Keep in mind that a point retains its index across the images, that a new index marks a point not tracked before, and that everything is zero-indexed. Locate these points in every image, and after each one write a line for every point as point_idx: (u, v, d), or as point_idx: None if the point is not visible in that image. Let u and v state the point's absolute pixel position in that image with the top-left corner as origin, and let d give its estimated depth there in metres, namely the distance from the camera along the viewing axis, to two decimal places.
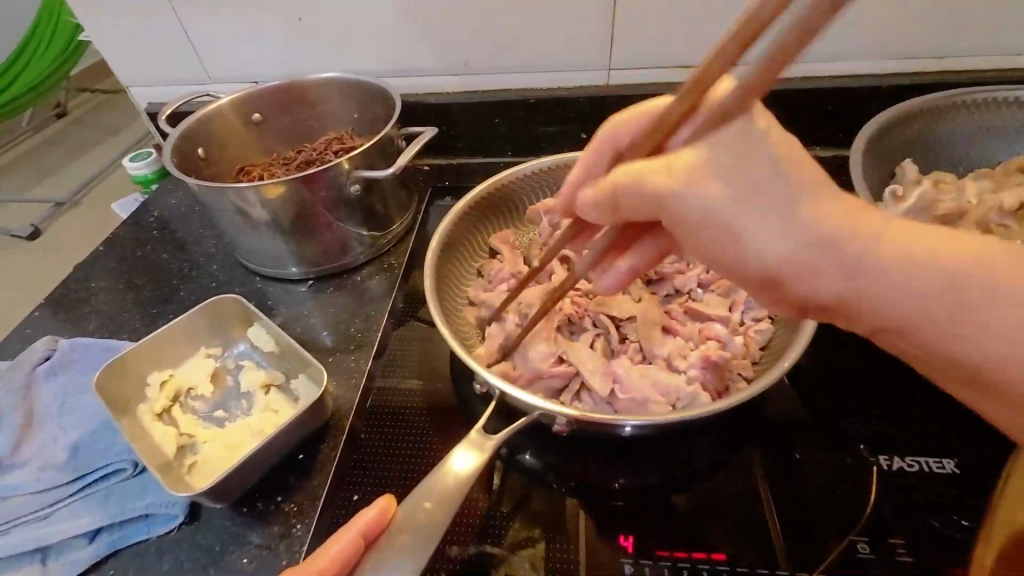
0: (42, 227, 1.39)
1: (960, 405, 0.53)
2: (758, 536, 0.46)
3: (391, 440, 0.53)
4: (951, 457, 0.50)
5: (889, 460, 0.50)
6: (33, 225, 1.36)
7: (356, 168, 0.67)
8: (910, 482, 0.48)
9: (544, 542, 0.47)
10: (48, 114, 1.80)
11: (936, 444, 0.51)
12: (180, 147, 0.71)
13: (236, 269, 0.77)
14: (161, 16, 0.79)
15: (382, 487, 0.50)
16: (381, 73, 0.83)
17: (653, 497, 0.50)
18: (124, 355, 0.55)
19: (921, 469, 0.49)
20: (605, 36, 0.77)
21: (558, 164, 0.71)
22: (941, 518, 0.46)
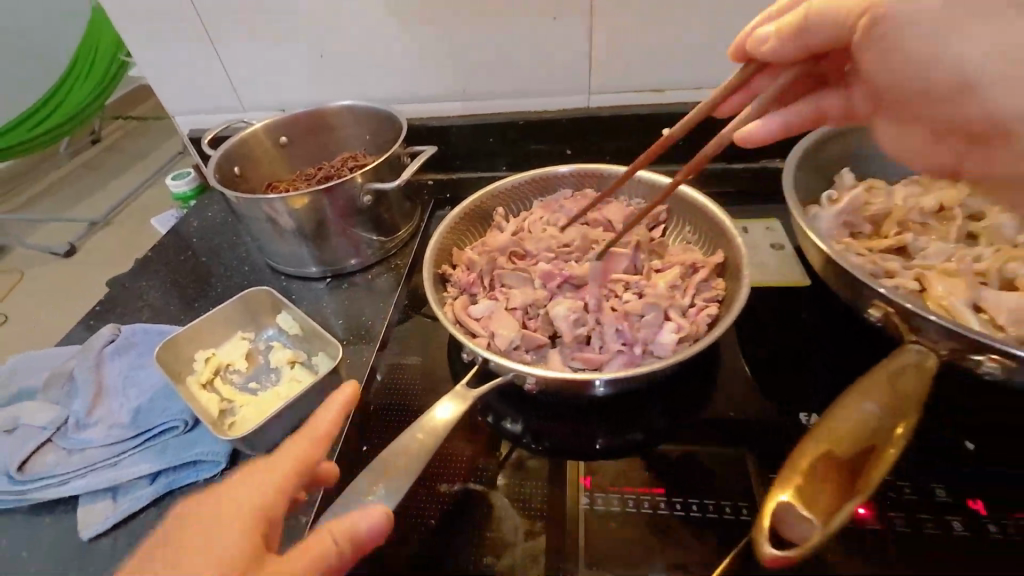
0: (78, 245, 1.54)
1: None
2: (697, 475, 0.54)
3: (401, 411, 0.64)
4: None
5: (810, 417, 0.59)
6: (69, 243, 1.50)
7: (368, 181, 0.78)
8: (825, 434, 0.57)
9: (521, 484, 0.56)
10: (86, 140, 1.98)
11: None
12: (219, 166, 0.83)
13: (264, 270, 0.88)
14: (204, 56, 0.93)
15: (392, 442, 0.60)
16: (390, 101, 0.95)
17: (614, 449, 0.58)
18: (178, 334, 0.66)
19: None
20: (584, 66, 0.88)
21: (535, 178, 0.82)
22: None
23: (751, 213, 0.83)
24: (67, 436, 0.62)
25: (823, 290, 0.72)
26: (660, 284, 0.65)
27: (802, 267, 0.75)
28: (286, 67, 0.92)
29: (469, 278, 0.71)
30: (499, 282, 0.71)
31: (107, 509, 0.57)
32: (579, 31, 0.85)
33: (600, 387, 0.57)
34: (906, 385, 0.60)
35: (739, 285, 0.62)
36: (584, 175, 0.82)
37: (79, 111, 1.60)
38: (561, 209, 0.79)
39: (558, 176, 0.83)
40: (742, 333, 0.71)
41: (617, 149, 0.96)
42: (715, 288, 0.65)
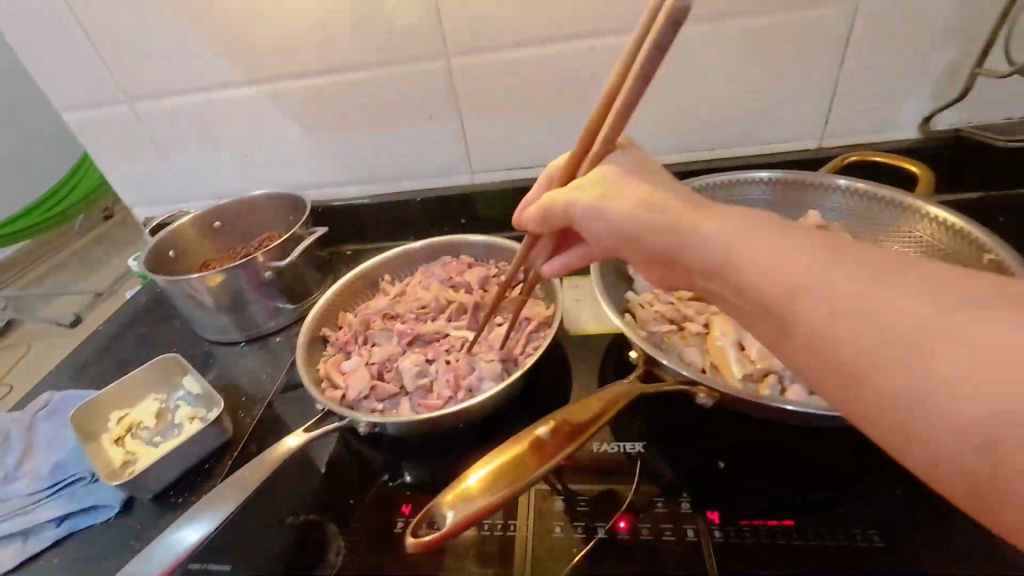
0: (82, 315, 1.63)
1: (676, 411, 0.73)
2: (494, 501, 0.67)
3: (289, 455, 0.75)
4: (642, 441, 0.69)
5: (599, 445, 0.70)
6: (74, 314, 1.61)
7: (271, 259, 0.93)
8: (606, 458, 0.68)
9: (356, 511, 0.69)
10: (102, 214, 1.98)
11: (638, 434, 0.70)
12: (153, 252, 0.98)
13: (194, 337, 1.02)
14: (153, 158, 1.11)
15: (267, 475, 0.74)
16: (308, 186, 1.12)
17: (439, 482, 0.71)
18: (97, 398, 0.79)
19: (617, 449, 0.69)
20: (463, 150, 1.04)
21: (394, 256, 0.95)
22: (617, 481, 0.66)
23: None
24: None
25: None
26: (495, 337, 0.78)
27: None
28: (218, 164, 1.10)
29: (342, 339, 0.83)
30: (364, 343, 0.83)
31: (18, 549, 0.68)
32: (454, 124, 1.01)
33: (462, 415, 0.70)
34: (688, 416, 0.72)
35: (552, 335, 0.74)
36: (438, 247, 0.96)
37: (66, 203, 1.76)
38: (416, 280, 0.92)
39: (414, 252, 0.96)
40: (580, 376, 0.81)
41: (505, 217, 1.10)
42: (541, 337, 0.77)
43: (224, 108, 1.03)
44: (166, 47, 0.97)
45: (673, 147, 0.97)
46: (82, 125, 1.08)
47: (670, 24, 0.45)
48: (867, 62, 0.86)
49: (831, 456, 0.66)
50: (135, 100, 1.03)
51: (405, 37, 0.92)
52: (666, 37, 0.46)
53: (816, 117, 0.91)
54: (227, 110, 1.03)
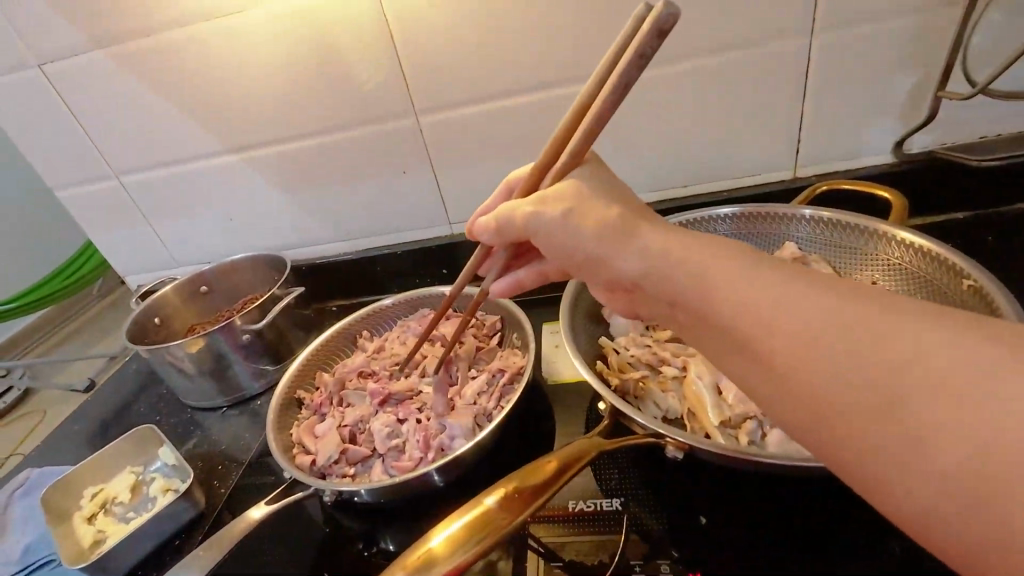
0: (97, 379, 1.61)
1: (658, 462, 0.70)
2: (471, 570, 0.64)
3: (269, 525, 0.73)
4: (619, 497, 0.66)
5: (575, 503, 0.67)
6: (89, 379, 1.58)
7: (248, 322, 0.93)
8: (583, 518, 0.65)
9: None
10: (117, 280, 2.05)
11: (617, 490, 0.67)
12: (138, 321, 0.99)
13: (178, 403, 1.02)
14: (142, 230, 1.15)
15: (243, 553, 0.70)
16: (289, 246, 1.13)
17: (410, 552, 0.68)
18: (71, 474, 0.78)
19: (594, 507, 0.66)
20: (439, 203, 1.06)
21: (364, 314, 0.95)
22: (596, 543, 0.62)
23: None
24: None
25: None
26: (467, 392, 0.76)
27: None
28: (204, 230, 1.13)
29: (318, 400, 0.82)
30: (340, 403, 0.82)
31: None
32: (428, 179, 1.03)
33: (436, 475, 0.68)
34: (668, 467, 0.69)
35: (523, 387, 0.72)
36: (409, 300, 0.96)
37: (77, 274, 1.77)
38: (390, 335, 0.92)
39: (387, 307, 0.96)
40: (559, 427, 0.78)
41: None
42: (514, 389, 0.75)
43: (206, 177, 1.06)
44: (150, 123, 1.01)
45: (644, 185, 0.97)
46: (74, 202, 1.12)
47: (654, 32, 0.43)
48: (827, 93, 0.86)
49: (819, 505, 0.62)
50: (123, 174, 1.07)
51: (374, 99, 0.95)
52: (650, 45, 0.44)
53: (785, 149, 0.91)
54: (209, 178, 1.06)
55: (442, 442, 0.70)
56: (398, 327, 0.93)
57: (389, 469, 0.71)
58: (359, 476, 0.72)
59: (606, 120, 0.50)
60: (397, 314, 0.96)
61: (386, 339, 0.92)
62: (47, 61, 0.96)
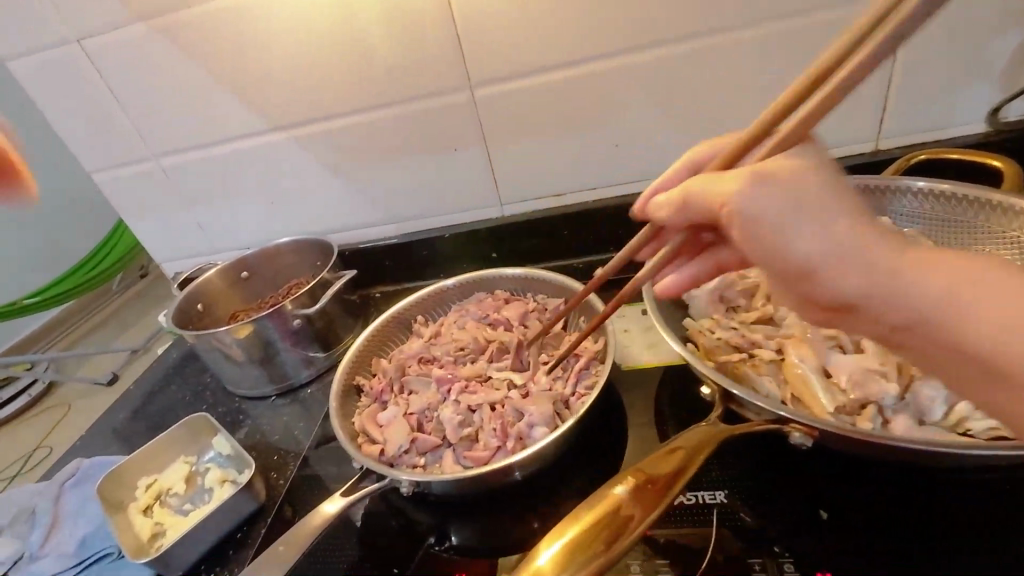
0: (120, 373, 1.58)
1: (758, 453, 0.65)
2: None
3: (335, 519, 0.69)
4: (723, 490, 0.62)
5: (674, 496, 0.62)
6: (112, 372, 1.55)
7: (298, 307, 0.89)
8: (685, 512, 0.60)
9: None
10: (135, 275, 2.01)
11: (717, 482, 0.62)
12: (182, 307, 0.96)
13: (223, 392, 0.98)
14: (181, 214, 1.11)
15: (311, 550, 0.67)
16: (332, 230, 1.09)
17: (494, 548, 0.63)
18: (123, 465, 0.75)
19: (696, 500, 0.61)
20: (489, 182, 1.01)
21: (423, 297, 0.90)
22: (705, 538, 0.57)
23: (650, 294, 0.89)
24: (21, 568, 0.70)
25: None
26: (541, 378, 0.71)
27: None
28: (245, 213, 1.09)
29: (378, 387, 0.78)
30: (402, 390, 0.78)
31: None
32: (479, 157, 0.98)
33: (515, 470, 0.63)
34: (770, 456, 0.64)
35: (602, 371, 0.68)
36: (469, 283, 0.92)
37: (99, 271, 1.73)
38: (450, 319, 0.88)
39: (445, 289, 0.91)
40: (637, 414, 0.74)
41: (536, 246, 1.05)
42: (592, 375, 0.71)
43: (248, 157, 1.02)
44: (190, 102, 0.97)
45: None
46: (111, 186, 1.09)
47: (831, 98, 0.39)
48: (915, 58, 0.80)
49: (940, 499, 0.57)
50: (160, 156, 1.04)
51: (426, 71, 0.90)
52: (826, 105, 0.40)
53: (867, 119, 0.85)
54: (251, 159, 1.02)
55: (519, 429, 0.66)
56: (457, 310, 0.89)
57: (463, 461, 0.66)
58: (429, 467, 0.68)
59: (796, 138, 0.42)
60: (456, 297, 0.92)
61: (444, 323, 0.88)
62: (85, 37, 0.92)
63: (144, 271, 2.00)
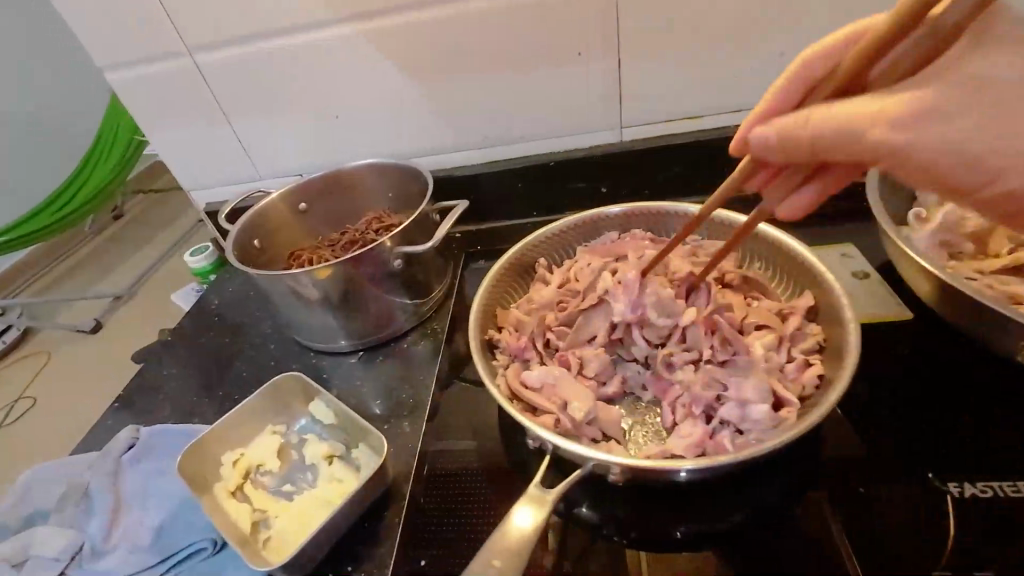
0: (103, 320, 1.38)
1: None
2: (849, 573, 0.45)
3: (478, 495, 0.56)
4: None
5: (961, 487, 0.49)
6: (94, 318, 1.35)
7: (398, 245, 0.72)
8: (987, 508, 0.47)
9: None
10: (109, 215, 1.72)
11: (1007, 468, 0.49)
12: (239, 242, 0.79)
13: (290, 346, 0.82)
14: (220, 130, 0.90)
15: (457, 533, 0.53)
16: (411, 155, 0.90)
17: (720, 547, 0.50)
18: (203, 436, 0.60)
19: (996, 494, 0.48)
20: (614, 100, 0.83)
21: (576, 224, 0.75)
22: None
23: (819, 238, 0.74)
24: (83, 566, 0.55)
25: (925, 320, 0.62)
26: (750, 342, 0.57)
27: (894, 297, 0.65)
28: (304, 130, 0.89)
29: (518, 341, 0.64)
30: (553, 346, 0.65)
31: None
32: (605, 67, 0.80)
33: (681, 472, 0.47)
34: None
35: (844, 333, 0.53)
36: (634, 214, 0.75)
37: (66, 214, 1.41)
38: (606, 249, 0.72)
39: (604, 217, 0.75)
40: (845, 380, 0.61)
41: (656, 181, 0.89)
42: (811, 335, 0.58)
43: (316, 56, 0.81)
44: None
45: None
46: (130, 90, 0.87)
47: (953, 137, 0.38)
48: None
49: None
50: (200, 49, 0.82)
51: None
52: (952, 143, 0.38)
53: None
54: (319, 59, 0.81)
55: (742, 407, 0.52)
56: (611, 243, 0.73)
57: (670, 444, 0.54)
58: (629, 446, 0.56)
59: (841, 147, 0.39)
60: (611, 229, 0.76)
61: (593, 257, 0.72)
62: None
63: (118, 212, 1.73)
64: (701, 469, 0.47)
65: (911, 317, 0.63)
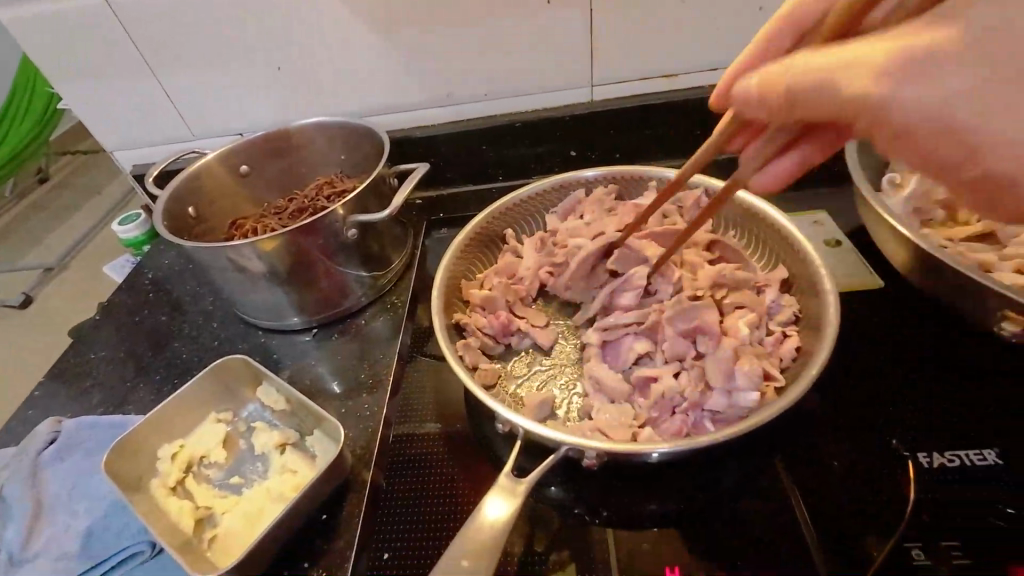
0: (33, 294, 1.23)
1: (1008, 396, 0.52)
2: (822, 545, 0.45)
3: (446, 480, 0.53)
4: (990, 448, 0.49)
5: (929, 456, 0.49)
6: (23, 293, 1.21)
7: (351, 214, 0.65)
8: (954, 477, 0.47)
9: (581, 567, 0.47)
10: (32, 179, 1.55)
11: (974, 436, 0.49)
12: (170, 209, 0.70)
13: (235, 324, 0.75)
14: (141, 80, 0.79)
15: (425, 521, 0.50)
16: (365, 113, 0.83)
17: (695, 523, 0.49)
18: (135, 428, 0.54)
19: (962, 462, 0.48)
20: (585, 55, 0.77)
21: (549, 189, 0.70)
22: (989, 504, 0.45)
23: (792, 205, 0.73)
24: None
25: (895, 288, 0.62)
26: (731, 322, 0.55)
27: (865, 264, 0.64)
28: (263, 96, 0.80)
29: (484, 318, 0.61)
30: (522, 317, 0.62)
31: None
32: (576, 18, 0.74)
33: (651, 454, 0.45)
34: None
35: (823, 304, 0.52)
36: (610, 179, 0.70)
37: None
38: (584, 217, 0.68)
39: (580, 182, 0.71)
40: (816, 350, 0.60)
41: (627, 144, 0.84)
42: (786, 306, 0.57)
43: (281, 14, 0.73)
44: None
45: None
46: (25, 30, 0.74)
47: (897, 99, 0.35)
48: None
49: None
50: None
51: None
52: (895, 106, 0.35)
53: None
54: (285, 17, 0.73)
55: (720, 385, 0.51)
56: (588, 211, 0.69)
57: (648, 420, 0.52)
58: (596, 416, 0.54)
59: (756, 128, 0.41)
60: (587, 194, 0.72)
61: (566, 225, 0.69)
62: None
63: (40, 175, 1.54)
64: (670, 451, 0.45)
65: (880, 285, 0.62)
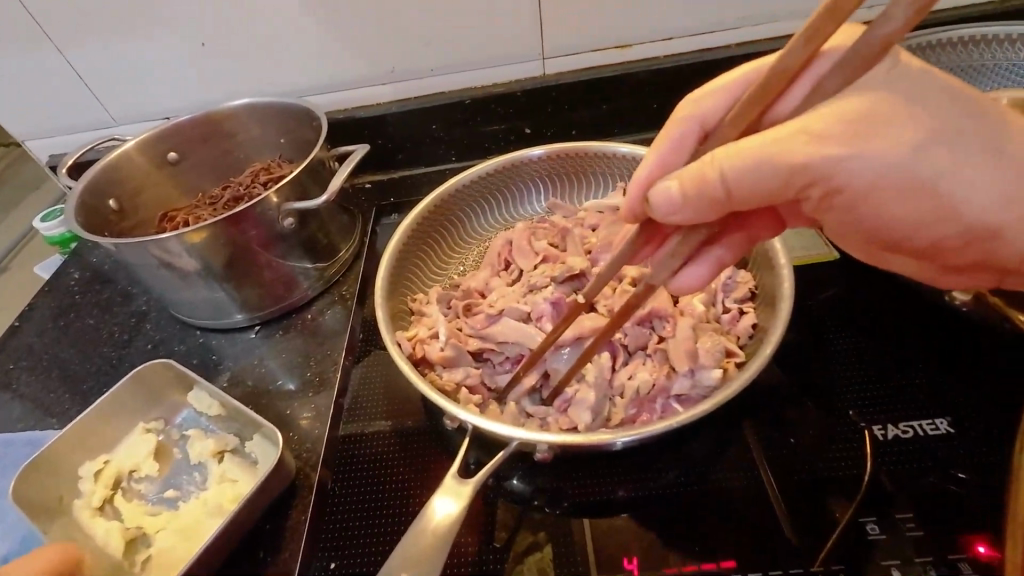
0: None
1: (958, 364, 0.52)
2: (785, 524, 0.45)
3: (399, 481, 0.50)
4: (942, 416, 0.49)
5: (884, 429, 0.49)
6: None
7: (286, 201, 0.61)
8: (908, 448, 0.47)
9: (547, 558, 0.45)
10: None
11: (927, 405, 0.50)
12: (85, 204, 0.64)
13: (172, 324, 0.70)
14: (47, 59, 0.72)
15: (376, 526, 0.47)
16: (303, 92, 0.77)
17: (662, 512, 0.47)
18: (52, 446, 0.49)
19: (915, 433, 0.48)
20: (532, 24, 0.73)
21: (497, 167, 0.67)
22: (945, 472, 0.45)
23: None
24: None
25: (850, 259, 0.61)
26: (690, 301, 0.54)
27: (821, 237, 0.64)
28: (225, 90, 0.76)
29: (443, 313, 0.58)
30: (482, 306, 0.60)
31: None
32: None
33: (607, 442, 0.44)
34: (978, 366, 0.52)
35: (778, 280, 0.51)
36: (559, 156, 0.67)
37: None
38: None
39: (528, 161, 0.68)
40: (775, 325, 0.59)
41: (583, 119, 0.81)
42: (743, 283, 0.56)
43: (243, 19, 0.70)
44: None
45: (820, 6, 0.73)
46: None
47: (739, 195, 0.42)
48: None
49: None
50: None
51: None
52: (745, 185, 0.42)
53: None
54: (272, 25, 0.70)
55: (680, 366, 0.49)
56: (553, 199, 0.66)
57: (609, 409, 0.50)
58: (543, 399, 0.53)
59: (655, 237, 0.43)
60: (537, 173, 0.69)
61: None
62: None
63: None
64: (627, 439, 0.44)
65: (836, 257, 0.62)
